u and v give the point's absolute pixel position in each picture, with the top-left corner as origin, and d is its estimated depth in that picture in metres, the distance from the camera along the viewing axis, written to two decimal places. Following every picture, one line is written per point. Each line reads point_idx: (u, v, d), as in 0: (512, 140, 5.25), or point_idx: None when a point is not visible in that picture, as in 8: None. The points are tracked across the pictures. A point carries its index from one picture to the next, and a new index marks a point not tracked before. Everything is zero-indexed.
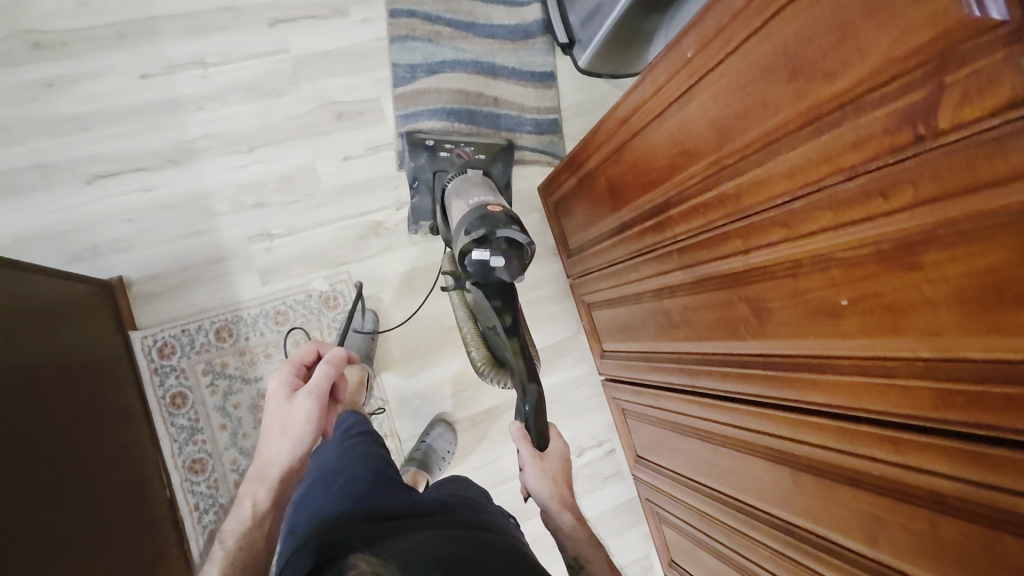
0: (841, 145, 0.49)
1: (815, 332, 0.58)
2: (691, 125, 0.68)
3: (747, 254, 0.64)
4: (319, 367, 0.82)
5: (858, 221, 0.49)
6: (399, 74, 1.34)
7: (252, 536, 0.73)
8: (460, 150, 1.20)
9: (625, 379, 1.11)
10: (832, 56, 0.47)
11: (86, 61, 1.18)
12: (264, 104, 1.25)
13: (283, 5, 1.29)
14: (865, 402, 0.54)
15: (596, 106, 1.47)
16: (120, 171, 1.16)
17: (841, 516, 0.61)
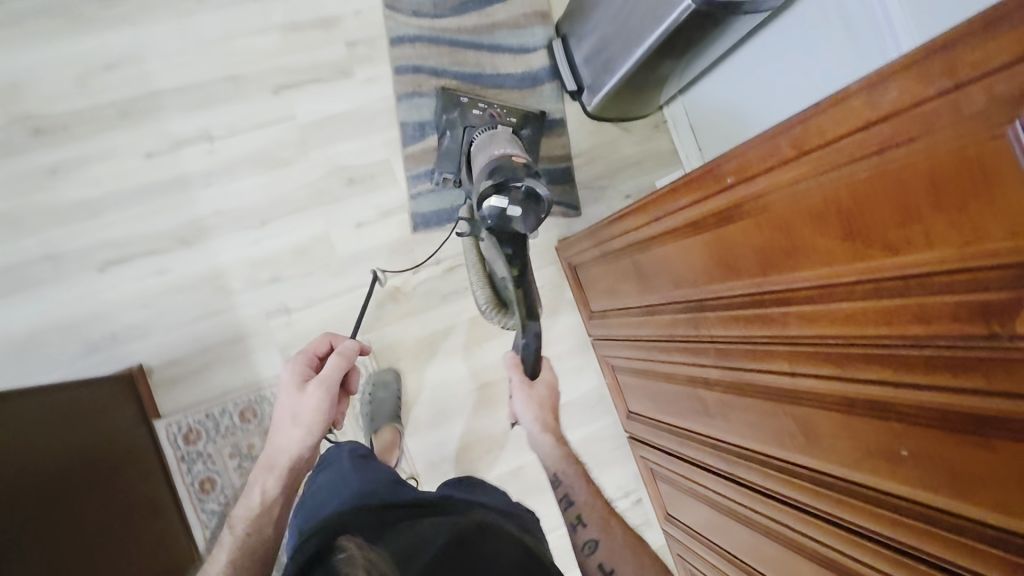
0: (903, 314, 0.48)
1: (870, 465, 0.58)
2: (729, 243, 0.67)
3: (794, 376, 0.64)
4: (331, 358, 0.90)
5: (924, 388, 0.48)
6: (408, 133, 1.31)
7: (260, 521, 0.84)
8: (492, 110, 1.22)
9: (654, 443, 1.12)
10: (894, 230, 0.46)
11: (90, 144, 1.15)
12: (274, 175, 1.23)
13: (286, 70, 1.26)
14: (923, 545, 0.54)
15: (607, 151, 1.45)
16: (133, 256, 1.14)
17: None
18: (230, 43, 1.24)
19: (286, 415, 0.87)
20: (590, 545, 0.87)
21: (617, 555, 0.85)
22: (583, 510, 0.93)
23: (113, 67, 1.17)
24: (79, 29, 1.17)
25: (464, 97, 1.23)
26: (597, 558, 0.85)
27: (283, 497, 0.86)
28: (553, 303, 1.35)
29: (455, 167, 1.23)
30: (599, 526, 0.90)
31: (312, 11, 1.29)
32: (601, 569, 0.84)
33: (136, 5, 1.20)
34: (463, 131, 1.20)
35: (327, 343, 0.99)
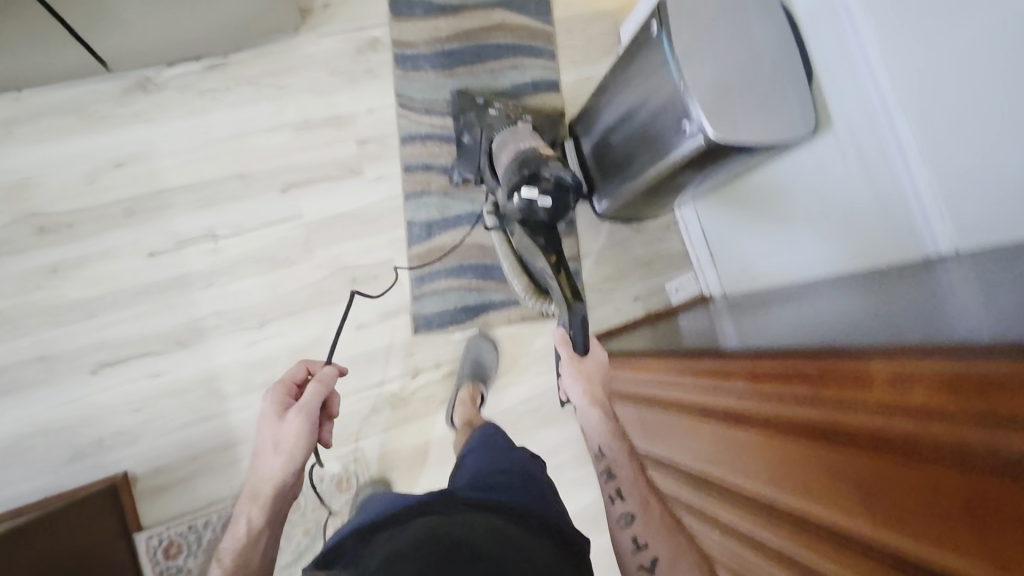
0: (923, 545, 0.50)
1: None
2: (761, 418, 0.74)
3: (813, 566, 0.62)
4: (309, 386, 0.87)
5: None
6: (414, 232, 1.29)
7: (248, 553, 0.75)
8: (508, 110, 1.27)
9: None
10: (914, 475, 0.52)
11: (94, 242, 1.14)
12: (276, 274, 1.21)
13: (295, 168, 1.26)
14: None
15: (617, 251, 1.42)
16: (127, 357, 1.12)
17: None
18: (240, 140, 1.24)
19: (267, 441, 0.83)
20: (625, 515, 0.76)
21: (658, 531, 0.74)
22: (621, 484, 0.80)
23: (122, 165, 1.17)
24: (92, 127, 1.17)
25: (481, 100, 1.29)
26: (631, 531, 0.74)
27: (273, 523, 0.79)
28: (554, 410, 1.33)
29: (474, 166, 1.27)
30: (639, 502, 0.77)
31: (325, 109, 1.29)
32: (635, 543, 0.72)
33: (150, 103, 1.20)
34: (481, 129, 1.24)
35: (304, 370, 0.95)
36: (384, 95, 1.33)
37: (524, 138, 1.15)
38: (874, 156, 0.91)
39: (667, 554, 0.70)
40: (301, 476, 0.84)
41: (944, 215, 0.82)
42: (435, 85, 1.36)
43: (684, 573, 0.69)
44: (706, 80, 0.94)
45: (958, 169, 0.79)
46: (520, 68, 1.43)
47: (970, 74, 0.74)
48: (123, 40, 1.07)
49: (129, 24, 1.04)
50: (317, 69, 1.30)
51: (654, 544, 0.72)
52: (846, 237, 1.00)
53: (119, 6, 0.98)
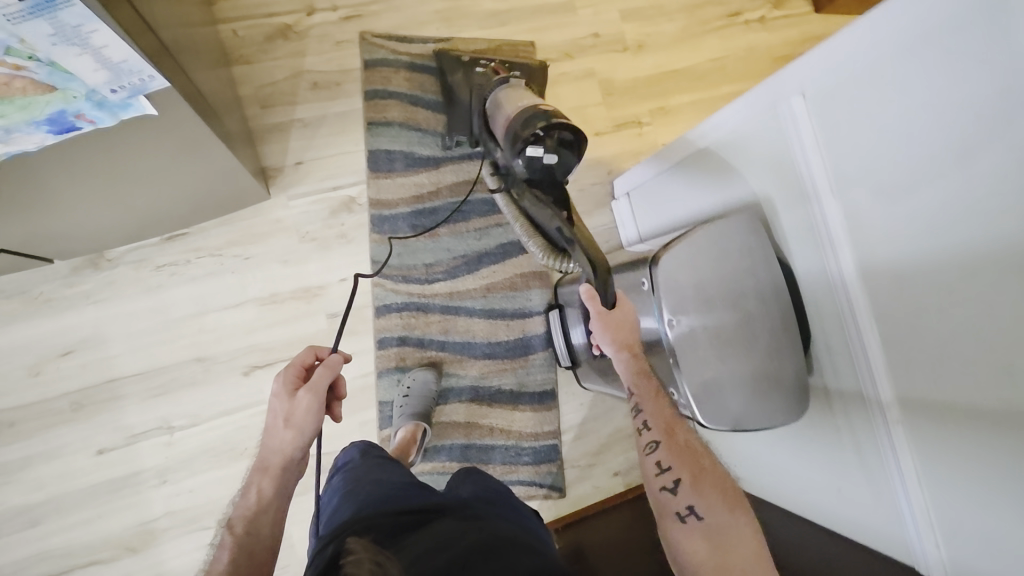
0: None
1: None
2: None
3: None
4: (321, 367, 0.81)
5: None
6: (385, 414, 1.22)
7: (260, 520, 0.71)
8: (495, 65, 1.17)
9: None
10: None
11: (38, 441, 1.06)
12: (234, 468, 1.14)
13: (260, 348, 1.17)
14: None
15: (601, 424, 1.36)
16: (72, 567, 1.05)
17: None
18: (201, 319, 1.15)
19: (276, 416, 0.78)
20: (652, 444, 0.82)
21: (679, 457, 0.79)
22: (649, 416, 0.86)
23: (70, 353, 1.09)
24: (37, 312, 1.08)
25: (466, 59, 1.22)
26: (657, 457, 0.79)
27: (283, 493, 0.74)
28: None
29: (468, 128, 1.22)
30: (663, 429, 0.83)
31: (294, 280, 1.20)
32: (659, 467, 0.78)
33: (103, 281, 1.11)
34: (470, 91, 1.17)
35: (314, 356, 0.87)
36: (359, 261, 1.24)
37: (519, 91, 1.05)
38: (868, 448, 0.86)
39: (690, 476, 0.75)
40: (307, 458, 0.79)
41: (939, 544, 0.76)
42: (413, 250, 1.27)
43: (708, 491, 0.73)
44: (699, 352, 0.90)
45: (957, 513, 0.73)
46: (506, 225, 1.35)
47: (978, 432, 0.68)
48: (86, 223, 0.97)
49: (95, 210, 0.95)
50: (287, 235, 1.21)
51: (677, 468, 0.77)
52: (837, 505, 0.94)
53: (72, 195, 0.86)
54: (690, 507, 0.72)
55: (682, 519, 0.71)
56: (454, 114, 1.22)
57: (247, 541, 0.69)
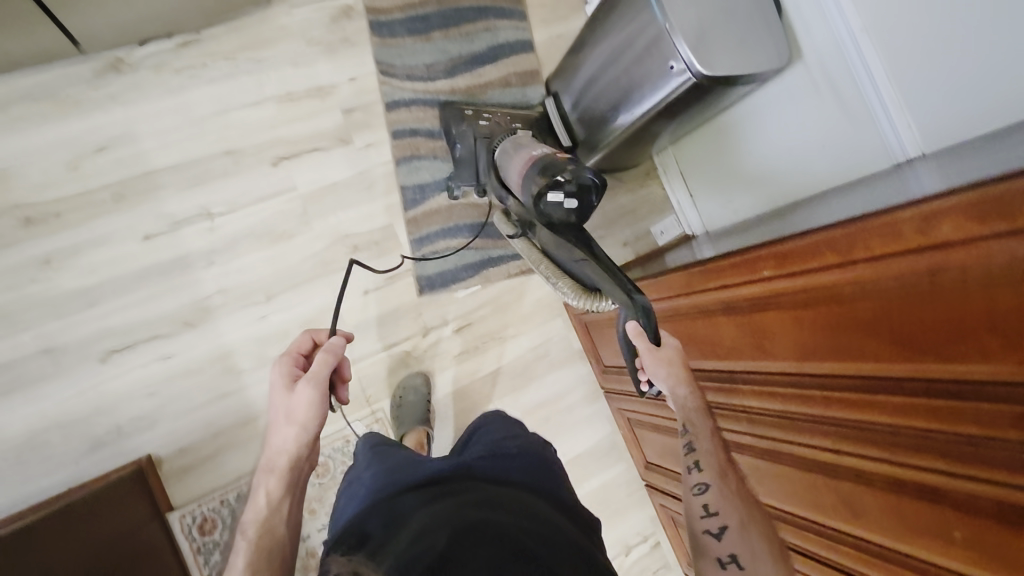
0: (903, 375, 0.55)
1: (876, 437, 0.61)
2: (816, 381, 0.66)
3: (825, 408, 0.66)
4: (317, 355, 0.77)
5: (906, 374, 0.55)
6: (409, 198, 1.31)
7: (273, 519, 0.68)
8: (498, 119, 1.26)
9: (627, 393, 1.20)
10: (925, 314, 0.51)
11: (85, 230, 1.11)
12: (276, 248, 1.21)
13: (284, 141, 1.25)
14: (901, 455, 0.58)
15: (605, 201, 1.48)
16: (136, 342, 1.11)
17: (885, 520, 0.63)
18: (225, 116, 1.22)
19: (278, 414, 0.73)
20: (699, 485, 0.70)
21: (731, 501, 0.68)
22: (701, 455, 0.73)
23: (104, 149, 1.14)
24: (66, 112, 1.13)
25: (470, 114, 1.28)
26: (703, 499, 0.69)
27: (295, 492, 0.71)
28: (561, 355, 1.36)
29: (473, 178, 1.25)
30: (716, 470, 0.71)
31: (307, 80, 1.28)
32: (705, 510, 0.68)
33: (126, 84, 1.17)
34: (476, 140, 1.22)
35: (310, 339, 0.85)
36: (364, 62, 1.33)
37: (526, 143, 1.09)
38: (835, 65, 1.02)
39: (738, 521, 0.66)
40: (314, 452, 0.74)
41: (911, 126, 0.91)
42: (413, 51, 1.37)
43: (754, 541, 0.65)
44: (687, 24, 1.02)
45: (926, 82, 0.87)
46: (495, 30, 1.45)
47: None
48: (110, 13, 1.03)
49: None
50: (293, 41, 1.28)
51: (725, 513, 0.67)
52: (829, 157, 1.08)
53: None
54: (733, 555, 0.64)
55: (722, 566, 0.65)
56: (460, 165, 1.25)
57: (266, 539, 0.66)
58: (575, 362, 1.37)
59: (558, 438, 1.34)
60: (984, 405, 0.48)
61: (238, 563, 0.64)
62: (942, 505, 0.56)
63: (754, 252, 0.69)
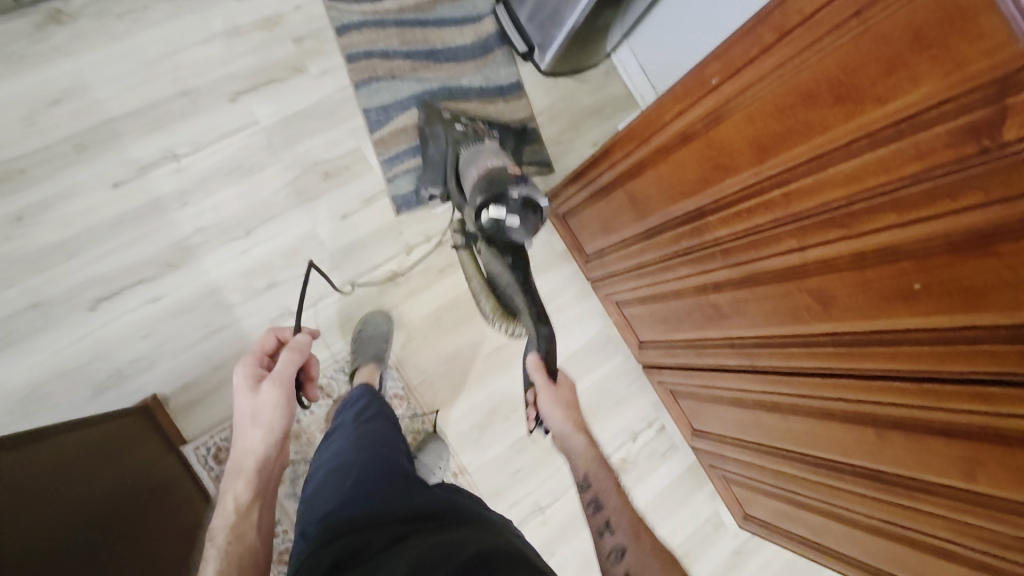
0: (853, 139, 0.57)
1: (836, 219, 0.63)
2: (775, 180, 0.68)
3: (787, 206, 0.68)
4: (285, 357, 0.85)
5: (856, 137, 0.56)
6: (372, 119, 1.30)
7: (242, 526, 0.74)
8: (475, 125, 1.24)
9: (607, 278, 1.21)
10: (864, 60, 0.52)
11: (52, 183, 1.11)
12: (247, 183, 1.21)
13: (239, 76, 1.24)
14: (861, 226, 0.61)
15: (569, 105, 1.48)
16: (123, 288, 1.12)
17: (860, 300, 0.66)
18: (174, 57, 1.21)
19: (244, 416, 0.80)
20: (617, 550, 0.77)
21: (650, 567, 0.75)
22: (610, 513, 0.81)
23: (58, 102, 1.14)
24: (13, 70, 1.12)
25: (448, 115, 1.25)
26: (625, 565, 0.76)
27: (262, 495, 0.78)
28: (545, 258, 1.38)
29: (439, 182, 1.25)
30: (630, 531, 0.79)
31: (252, 12, 1.27)
32: None
33: (69, 34, 1.16)
34: (448, 143, 1.21)
35: (275, 339, 0.94)
36: None
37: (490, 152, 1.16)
38: None
39: None
40: (281, 450, 0.82)
41: None
42: None
43: None
44: None
45: None
46: None
47: None
48: None
49: None
50: None
51: None
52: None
53: None
54: None
55: None
56: (428, 166, 1.26)
57: (235, 548, 0.72)
58: (561, 263, 1.39)
59: (553, 337, 1.37)
60: (929, 134, 0.50)
61: (209, 570, 0.69)
62: (904, 262, 0.59)
63: (704, 65, 0.71)
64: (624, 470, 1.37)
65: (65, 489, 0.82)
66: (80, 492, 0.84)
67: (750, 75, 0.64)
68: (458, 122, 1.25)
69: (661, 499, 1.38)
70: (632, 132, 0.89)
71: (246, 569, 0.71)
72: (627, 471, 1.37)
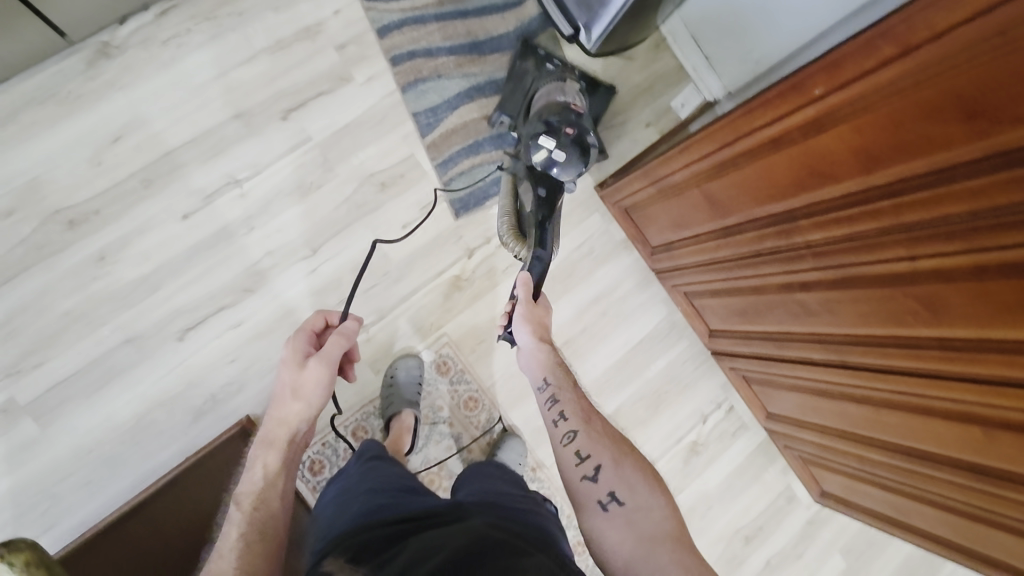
0: (986, 157, 0.55)
1: (957, 232, 0.61)
2: (887, 189, 0.66)
3: (897, 216, 0.66)
4: (332, 337, 0.87)
5: (991, 155, 0.54)
6: (423, 123, 1.28)
7: (267, 492, 0.76)
8: (564, 67, 1.25)
9: (675, 271, 1.19)
10: (1004, 80, 0.50)
11: (126, 220, 1.14)
12: (308, 201, 1.22)
13: (288, 92, 1.23)
14: (986, 241, 0.59)
15: (618, 86, 1.42)
16: (206, 317, 1.16)
17: (977, 311, 0.64)
18: (223, 79, 1.20)
19: (286, 389, 0.83)
20: (569, 435, 0.83)
21: (598, 442, 0.81)
22: (564, 406, 0.87)
23: (120, 137, 1.15)
24: (73, 110, 1.14)
25: (540, 52, 1.29)
26: (576, 446, 0.81)
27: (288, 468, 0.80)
28: (605, 249, 1.36)
29: (515, 110, 1.28)
30: (581, 418, 0.85)
31: (292, 23, 1.24)
32: (579, 457, 0.80)
33: (119, 67, 1.16)
34: (534, 79, 1.26)
35: (322, 320, 0.94)
36: None
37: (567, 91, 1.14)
38: None
39: (610, 459, 0.78)
40: (311, 428, 0.85)
41: None
42: None
43: (627, 475, 0.77)
44: None
45: None
46: None
47: None
48: None
49: None
50: None
51: (597, 455, 0.79)
52: None
53: None
54: (611, 494, 0.75)
55: (604, 506, 0.74)
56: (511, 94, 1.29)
57: (258, 515, 0.73)
58: (621, 252, 1.37)
59: (619, 327, 1.37)
60: None
61: (232, 532, 0.71)
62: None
63: (807, 72, 0.68)
64: (696, 453, 1.39)
65: (175, 509, 1.01)
66: (189, 507, 1.01)
67: (862, 87, 0.62)
68: (549, 63, 1.27)
69: (734, 477, 1.40)
70: (712, 134, 0.87)
71: (269, 541, 0.71)
72: (700, 453, 1.39)
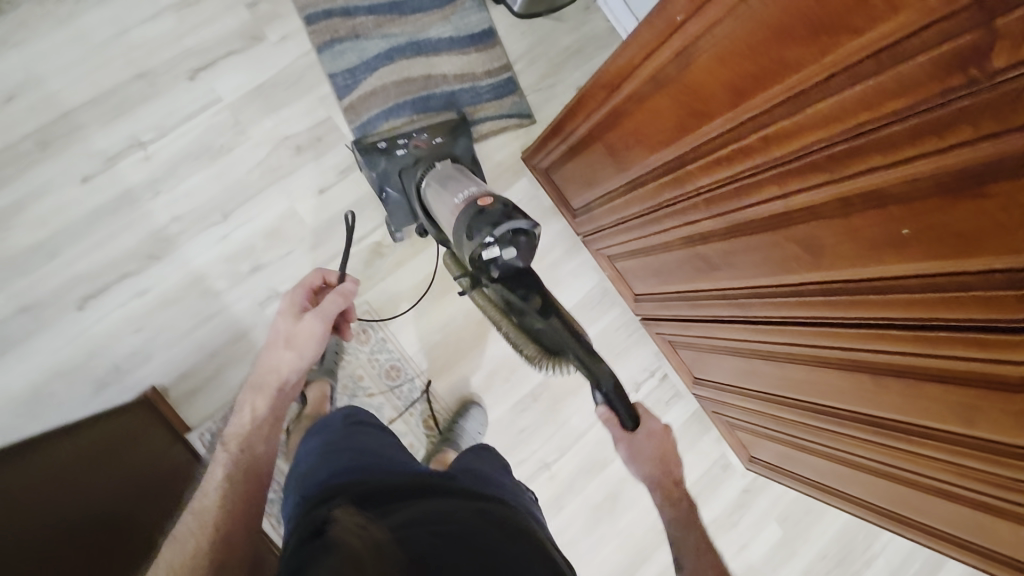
0: (835, 75, 0.51)
1: (821, 161, 0.58)
2: (756, 121, 0.63)
3: (768, 150, 0.63)
4: (329, 296, 0.81)
5: (839, 72, 0.51)
6: (340, 85, 1.24)
7: (253, 438, 0.71)
8: (416, 141, 1.16)
9: (597, 233, 1.16)
10: None
11: (21, 184, 1.09)
12: (219, 164, 1.18)
13: (194, 51, 1.18)
14: (847, 168, 0.55)
15: (547, 48, 1.38)
16: (108, 284, 1.11)
17: (846, 249, 0.62)
18: (124, 37, 1.15)
19: (278, 335, 0.77)
20: None
21: None
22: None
23: (13, 98, 1.10)
24: None
25: (382, 143, 1.15)
26: None
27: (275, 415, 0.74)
28: (533, 215, 1.33)
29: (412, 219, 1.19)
30: None
31: None
32: None
33: (12, 24, 1.11)
34: (400, 177, 1.15)
35: (321, 278, 0.90)
36: None
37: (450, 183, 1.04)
38: None
39: None
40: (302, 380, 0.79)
41: None
42: None
43: None
44: None
45: None
46: None
47: None
48: None
49: None
50: None
51: None
52: None
53: None
54: None
55: None
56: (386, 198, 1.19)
57: (244, 459, 0.69)
58: (550, 218, 1.34)
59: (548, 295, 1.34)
60: (910, 65, 0.45)
61: (217, 472, 0.67)
62: (889, 208, 0.53)
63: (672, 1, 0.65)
64: None
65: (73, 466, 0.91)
66: (93, 486, 0.89)
67: (721, 10, 0.58)
68: (396, 146, 1.16)
69: None
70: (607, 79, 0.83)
71: (249, 487, 0.66)
72: None
